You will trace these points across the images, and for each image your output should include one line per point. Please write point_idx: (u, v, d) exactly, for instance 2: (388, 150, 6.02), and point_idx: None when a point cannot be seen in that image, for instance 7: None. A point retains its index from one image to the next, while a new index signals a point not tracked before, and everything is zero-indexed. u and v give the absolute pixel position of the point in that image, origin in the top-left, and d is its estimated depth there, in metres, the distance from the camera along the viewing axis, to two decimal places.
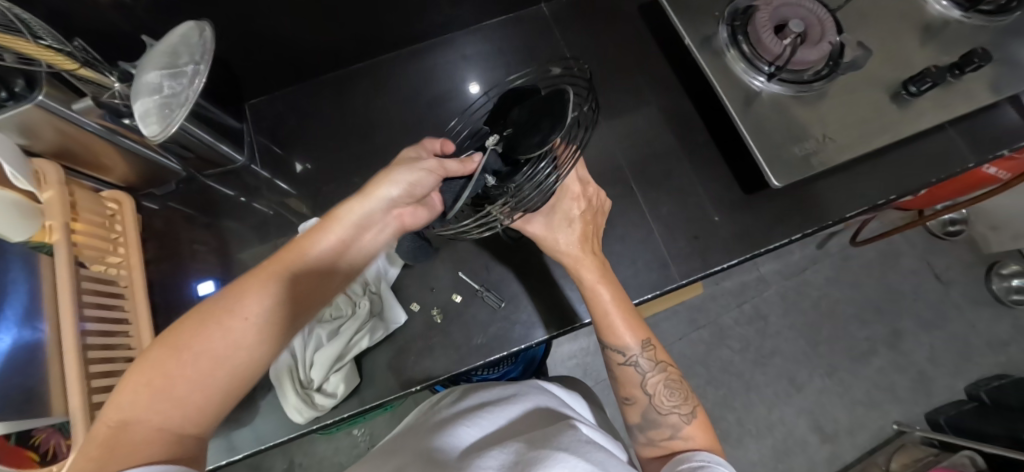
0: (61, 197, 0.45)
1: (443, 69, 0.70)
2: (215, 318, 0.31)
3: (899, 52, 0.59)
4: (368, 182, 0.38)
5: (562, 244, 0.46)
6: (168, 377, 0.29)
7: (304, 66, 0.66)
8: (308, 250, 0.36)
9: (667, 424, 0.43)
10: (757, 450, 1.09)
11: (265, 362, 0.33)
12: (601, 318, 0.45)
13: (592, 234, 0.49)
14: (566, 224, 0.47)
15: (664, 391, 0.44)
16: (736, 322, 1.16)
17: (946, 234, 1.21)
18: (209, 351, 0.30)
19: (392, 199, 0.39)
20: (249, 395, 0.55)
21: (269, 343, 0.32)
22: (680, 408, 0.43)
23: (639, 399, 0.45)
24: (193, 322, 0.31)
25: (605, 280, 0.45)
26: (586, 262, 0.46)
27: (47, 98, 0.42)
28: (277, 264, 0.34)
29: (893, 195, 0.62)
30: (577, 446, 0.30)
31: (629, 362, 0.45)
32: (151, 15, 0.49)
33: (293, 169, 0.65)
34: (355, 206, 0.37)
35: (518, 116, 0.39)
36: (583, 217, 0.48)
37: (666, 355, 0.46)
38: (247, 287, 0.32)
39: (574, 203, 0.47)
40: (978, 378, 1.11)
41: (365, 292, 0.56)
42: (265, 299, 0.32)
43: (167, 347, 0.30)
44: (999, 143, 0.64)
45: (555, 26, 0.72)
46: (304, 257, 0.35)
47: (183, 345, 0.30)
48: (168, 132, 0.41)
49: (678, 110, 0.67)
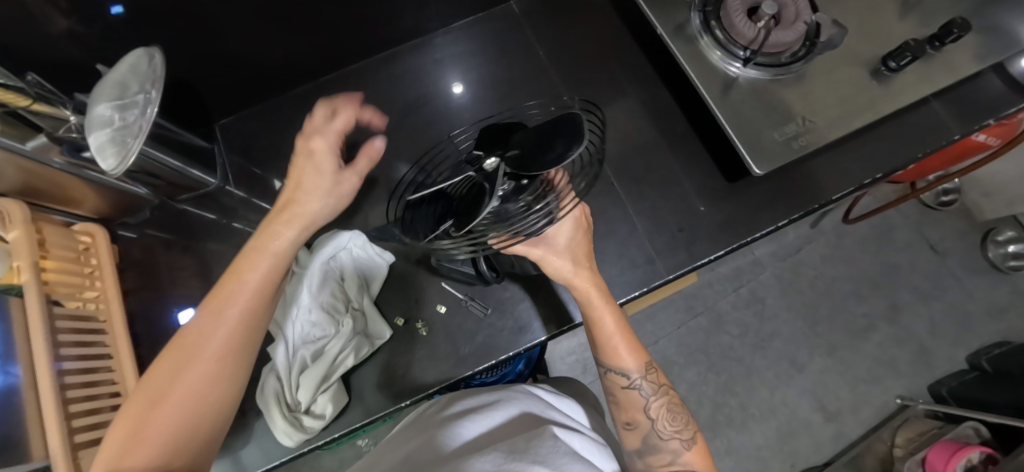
0: (29, 238, 0.44)
1: (415, 74, 0.69)
2: (185, 355, 0.31)
3: (877, 26, 0.58)
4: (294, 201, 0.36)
5: (561, 268, 0.44)
6: (145, 422, 0.28)
7: (272, 81, 0.65)
8: (252, 275, 0.34)
9: (667, 450, 0.42)
10: (762, 434, 1.09)
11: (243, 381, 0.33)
12: (604, 341, 0.45)
13: (591, 248, 0.46)
14: (564, 250, 0.44)
15: (665, 416, 0.43)
16: (734, 306, 1.15)
17: (940, 204, 1.20)
18: (180, 390, 0.30)
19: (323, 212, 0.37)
20: (242, 420, 0.54)
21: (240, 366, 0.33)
22: (681, 433, 0.43)
23: (641, 425, 0.43)
24: (166, 363, 0.31)
25: (613, 307, 0.45)
26: (590, 291, 0.44)
27: (2, 137, 0.41)
28: (227, 297, 0.33)
29: (880, 173, 0.61)
30: (554, 458, 0.30)
31: (632, 385, 0.44)
32: (106, 42, 0.48)
33: (271, 186, 0.65)
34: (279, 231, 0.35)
35: (523, 137, 0.35)
36: (579, 235, 0.45)
37: (668, 383, 0.46)
38: (207, 322, 0.32)
39: (571, 225, 0.44)
40: (979, 347, 1.11)
41: (348, 309, 0.55)
42: (225, 330, 0.32)
43: (145, 392, 0.30)
44: (984, 113, 0.63)
45: (527, 23, 0.70)
46: (249, 284, 0.34)
47: (159, 388, 0.30)
48: (126, 164, 0.40)
49: (655, 101, 0.66)
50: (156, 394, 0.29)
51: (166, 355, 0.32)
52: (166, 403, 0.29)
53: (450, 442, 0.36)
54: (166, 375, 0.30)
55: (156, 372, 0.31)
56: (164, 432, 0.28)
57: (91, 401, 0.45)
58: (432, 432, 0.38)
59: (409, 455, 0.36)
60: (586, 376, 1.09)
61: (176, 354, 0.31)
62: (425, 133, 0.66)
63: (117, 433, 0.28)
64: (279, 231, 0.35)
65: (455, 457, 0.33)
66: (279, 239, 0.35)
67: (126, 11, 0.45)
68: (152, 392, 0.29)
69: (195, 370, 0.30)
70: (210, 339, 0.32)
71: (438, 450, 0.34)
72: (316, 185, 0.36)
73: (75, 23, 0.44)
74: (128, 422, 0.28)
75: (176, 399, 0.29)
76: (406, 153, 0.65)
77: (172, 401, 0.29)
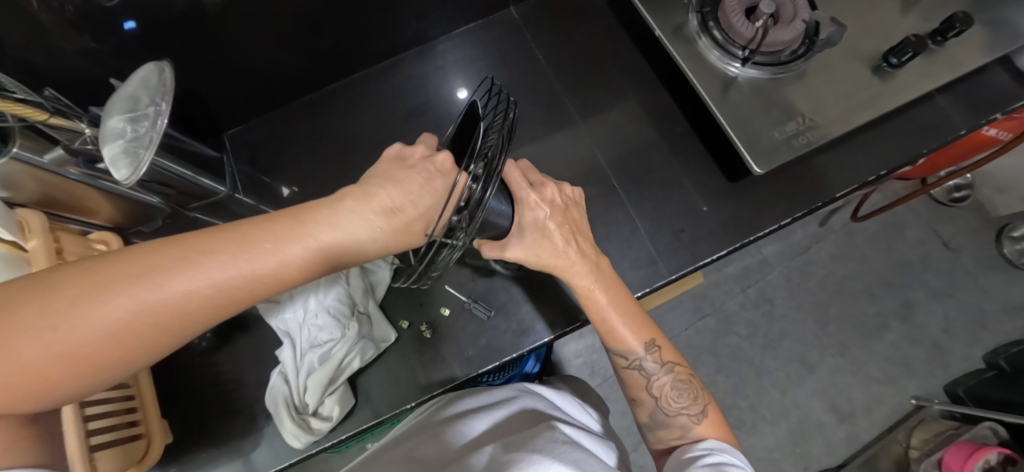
0: (47, 246, 0.45)
1: (416, 80, 0.70)
2: (140, 311, 0.24)
3: (878, 22, 0.57)
4: (389, 201, 0.34)
5: (545, 259, 0.44)
6: (31, 374, 0.22)
7: (279, 91, 0.66)
8: (280, 255, 0.29)
9: (676, 425, 0.44)
10: (773, 436, 1.07)
11: (172, 345, 0.27)
12: (602, 326, 0.46)
13: (578, 232, 0.46)
14: (535, 243, 0.43)
15: (671, 394, 0.45)
16: (742, 307, 1.14)
17: (951, 201, 1.18)
18: (92, 360, 0.24)
19: (380, 231, 0.34)
20: (253, 424, 0.55)
21: (186, 329, 0.27)
22: (689, 408, 0.44)
23: (646, 401, 0.46)
24: (131, 302, 0.24)
25: (601, 285, 0.45)
26: (578, 269, 0.45)
27: (22, 149, 0.42)
28: (246, 261, 0.28)
29: (884, 169, 0.60)
30: (552, 447, 0.30)
31: (633, 365, 0.46)
32: (119, 57, 0.50)
33: (281, 193, 0.67)
34: (338, 225, 0.32)
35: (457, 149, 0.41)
36: (554, 220, 0.44)
37: (675, 355, 0.46)
38: (206, 271, 0.26)
39: (541, 207, 0.43)
40: (997, 345, 1.08)
41: (354, 313, 0.55)
42: (209, 289, 0.27)
43: (62, 331, 0.22)
44: (991, 107, 0.62)
45: (526, 28, 0.71)
46: (272, 263, 0.29)
47: (78, 346, 0.23)
48: (139, 176, 0.43)
49: (656, 103, 0.66)
50: (70, 348, 0.23)
51: (121, 271, 0.24)
52: (70, 366, 0.23)
53: (453, 444, 0.36)
54: (108, 319, 0.24)
55: (92, 315, 0.23)
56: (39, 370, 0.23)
57: (104, 404, 0.43)
58: (435, 432, 0.39)
59: (414, 454, 0.37)
60: (593, 378, 1.09)
61: (133, 317, 0.24)
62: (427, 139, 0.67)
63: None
64: (340, 221, 0.32)
65: (457, 458, 0.33)
66: (340, 228, 0.32)
67: (138, 26, 0.47)
68: (65, 341, 0.22)
69: (149, 310, 0.25)
70: (174, 324, 0.26)
71: (442, 452, 0.36)
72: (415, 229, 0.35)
73: (90, 40, 0.46)
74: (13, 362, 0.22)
75: (78, 365, 0.24)
76: None
77: (73, 369, 0.23)
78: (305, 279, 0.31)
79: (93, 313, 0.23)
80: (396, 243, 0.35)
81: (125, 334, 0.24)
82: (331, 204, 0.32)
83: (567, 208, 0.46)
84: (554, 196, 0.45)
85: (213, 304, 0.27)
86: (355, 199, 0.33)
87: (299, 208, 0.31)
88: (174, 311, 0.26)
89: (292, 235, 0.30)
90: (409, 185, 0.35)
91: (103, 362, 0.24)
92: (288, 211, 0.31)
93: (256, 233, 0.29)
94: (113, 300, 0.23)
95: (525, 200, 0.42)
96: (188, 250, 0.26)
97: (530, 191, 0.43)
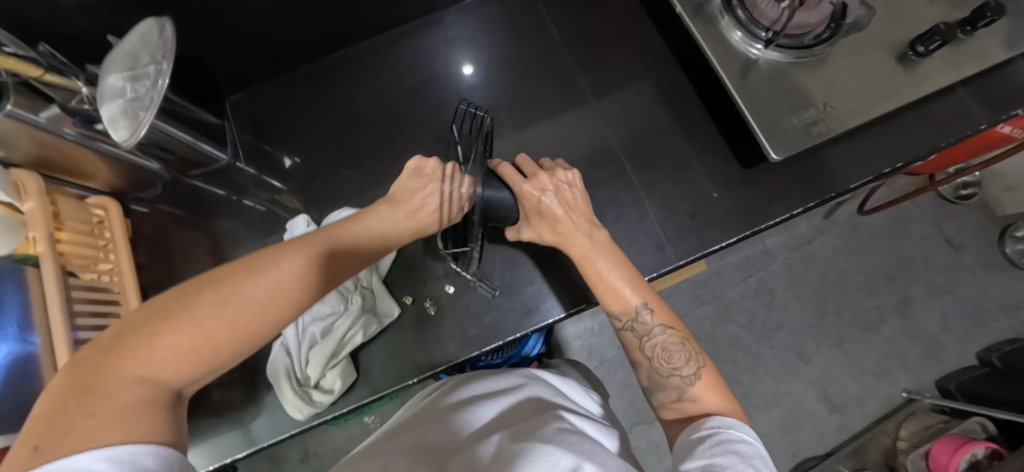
0: (43, 208, 0.44)
1: (425, 52, 0.67)
2: (275, 282, 0.34)
3: (907, 8, 0.55)
4: (405, 198, 0.47)
5: (547, 236, 0.49)
6: (206, 338, 0.30)
7: (283, 57, 0.64)
8: (347, 244, 0.42)
9: (671, 387, 0.42)
10: (765, 423, 1.09)
11: (288, 320, 0.35)
12: (597, 285, 0.46)
13: (583, 207, 0.49)
14: (543, 222, 0.48)
15: (664, 354, 0.44)
16: (742, 296, 1.15)
17: (957, 198, 1.17)
18: (244, 327, 0.32)
19: (395, 222, 0.46)
20: (254, 394, 0.55)
21: (300, 302, 0.35)
22: (682, 369, 0.43)
23: (642, 363, 0.45)
24: (269, 277, 0.34)
25: (597, 252, 0.46)
26: (574, 238, 0.47)
27: (17, 108, 0.41)
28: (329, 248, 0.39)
29: (900, 162, 0.59)
30: (561, 438, 0.29)
31: (626, 327, 0.45)
32: (116, 13, 0.47)
33: (282, 164, 0.65)
34: (376, 220, 0.45)
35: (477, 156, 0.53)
36: (556, 197, 0.48)
37: (669, 317, 0.45)
38: (307, 255, 0.37)
39: (541, 192, 0.47)
40: (991, 343, 1.09)
41: (357, 288, 0.56)
42: (309, 265, 0.36)
43: (229, 305, 0.31)
44: (1014, 102, 0.60)
45: (541, 2, 0.69)
46: (342, 249, 0.41)
47: (234, 315, 0.31)
48: (137, 136, 0.41)
49: (672, 84, 0.64)
50: (234, 316, 0.31)
51: (259, 261, 0.34)
52: (231, 335, 0.31)
53: (461, 431, 0.36)
54: (256, 290, 0.33)
55: (241, 293, 0.32)
56: (217, 332, 0.30)
57: None
58: (443, 418, 0.39)
59: (417, 439, 0.37)
60: (591, 361, 1.10)
61: (269, 292, 0.33)
62: (436, 113, 0.65)
63: (190, 302, 0.30)
64: (378, 217, 0.46)
65: (467, 447, 0.33)
66: (379, 222, 0.45)
67: None
68: (230, 312, 0.31)
69: (280, 281, 0.34)
70: (294, 299, 0.35)
71: (453, 439, 0.35)
72: (432, 219, 0.48)
73: None
74: (198, 329, 0.30)
75: (237, 331, 0.31)
76: (416, 134, 0.65)
77: (234, 336, 0.31)
78: (357, 266, 0.43)
79: (246, 286, 0.32)
80: (411, 227, 0.47)
81: (267, 302, 0.33)
82: (369, 215, 0.46)
83: (562, 192, 0.48)
84: (548, 182, 0.48)
85: (316, 283, 0.37)
86: (387, 206, 0.47)
87: (348, 221, 0.44)
88: (292, 288, 0.35)
89: (351, 231, 0.43)
90: (423, 190, 0.47)
91: (253, 327, 0.32)
92: (342, 222, 0.44)
93: (330, 235, 0.41)
94: (255, 281, 0.33)
95: (522, 190, 0.47)
96: (292, 244, 0.37)
97: (527, 180, 0.48)
